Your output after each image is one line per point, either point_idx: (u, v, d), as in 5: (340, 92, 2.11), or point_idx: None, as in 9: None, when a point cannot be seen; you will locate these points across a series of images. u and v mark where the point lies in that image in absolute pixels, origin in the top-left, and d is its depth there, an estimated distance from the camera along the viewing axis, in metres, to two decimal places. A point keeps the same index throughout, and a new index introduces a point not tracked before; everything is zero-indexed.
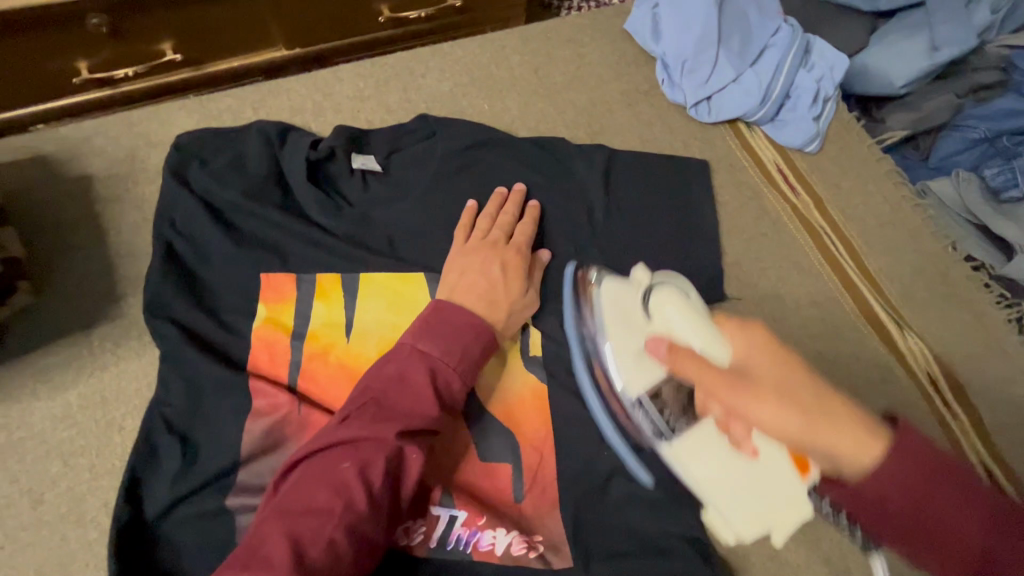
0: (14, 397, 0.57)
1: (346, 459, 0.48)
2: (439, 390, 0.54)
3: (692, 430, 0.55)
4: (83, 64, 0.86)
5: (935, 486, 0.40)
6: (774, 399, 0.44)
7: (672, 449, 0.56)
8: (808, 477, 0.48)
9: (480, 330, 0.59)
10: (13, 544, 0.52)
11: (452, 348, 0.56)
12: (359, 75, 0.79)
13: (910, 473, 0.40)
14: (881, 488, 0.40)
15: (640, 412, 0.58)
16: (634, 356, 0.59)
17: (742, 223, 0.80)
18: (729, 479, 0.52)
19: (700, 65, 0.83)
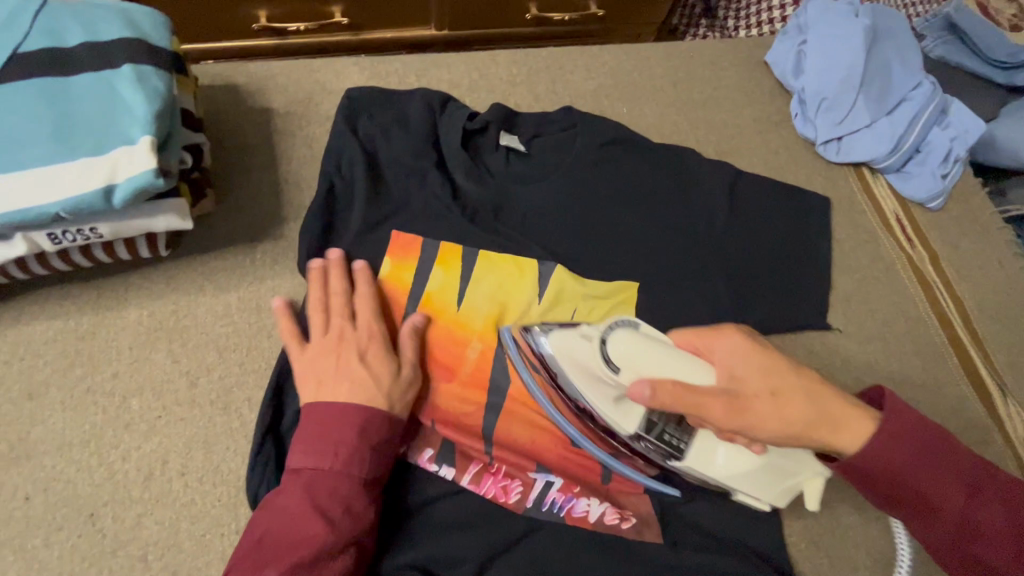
0: (185, 288, 0.63)
1: None
2: (328, 504, 0.52)
3: (697, 441, 0.58)
4: (264, 13, 0.94)
5: (916, 445, 0.50)
6: (772, 403, 0.50)
7: (689, 465, 0.58)
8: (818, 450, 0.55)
9: (364, 415, 0.55)
10: (170, 416, 0.58)
11: (332, 451, 0.53)
12: (514, 61, 0.85)
13: (914, 444, 0.50)
14: (881, 462, 0.50)
15: (643, 442, 0.59)
16: (614, 400, 0.59)
17: (854, 264, 0.81)
18: (751, 475, 0.56)
19: (838, 106, 0.85)
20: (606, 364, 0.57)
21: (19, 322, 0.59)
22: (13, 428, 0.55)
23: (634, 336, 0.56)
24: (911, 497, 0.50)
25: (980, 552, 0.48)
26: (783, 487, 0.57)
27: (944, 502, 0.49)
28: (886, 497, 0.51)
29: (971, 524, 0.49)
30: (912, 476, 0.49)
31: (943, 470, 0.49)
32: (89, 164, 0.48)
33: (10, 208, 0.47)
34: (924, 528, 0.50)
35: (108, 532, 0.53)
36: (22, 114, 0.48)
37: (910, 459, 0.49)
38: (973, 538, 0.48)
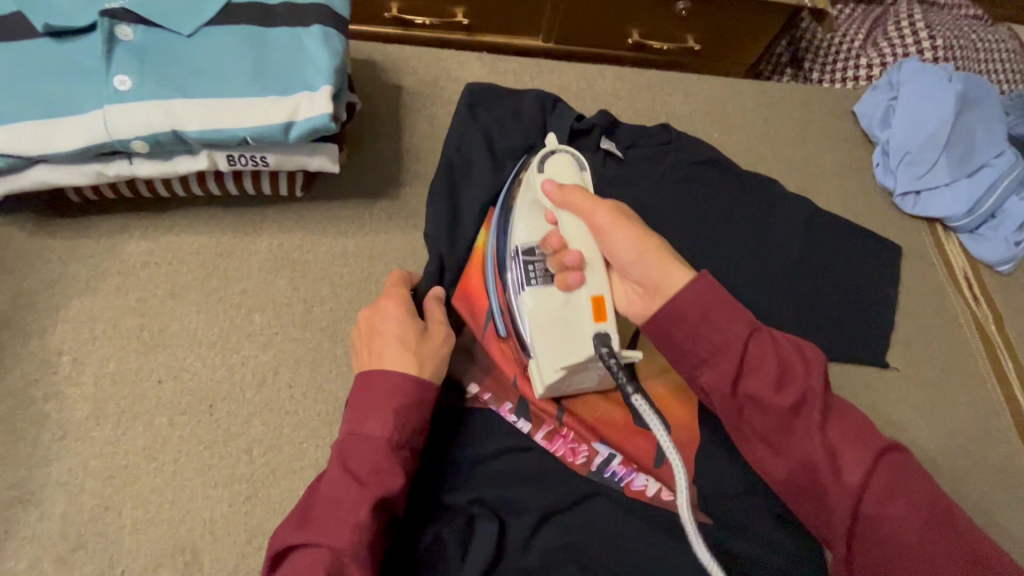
0: (311, 227, 0.70)
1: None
2: (361, 469, 0.50)
3: (545, 288, 0.61)
4: (396, 5, 1.03)
5: (720, 307, 0.52)
6: (637, 229, 0.55)
7: (523, 296, 0.61)
8: (599, 324, 0.55)
9: (397, 381, 0.54)
10: (285, 334, 0.64)
11: (369, 414, 0.52)
12: (619, 77, 0.92)
13: (703, 291, 0.52)
14: (685, 305, 0.52)
15: (514, 263, 0.63)
16: (526, 209, 0.64)
17: (919, 311, 0.84)
18: (547, 320, 0.59)
19: (920, 162, 0.89)
20: (539, 165, 0.62)
21: (169, 231, 0.67)
22: (155, 320, 0.62)
23: (573, 169, 0.62)
24: (693, 318, 0.52)
25: (770, 401, 0.50)
26: (563, 345, 0.58)
27: (731, 332, 0.51)
28: (703, 359, 0.53)
29: (717, 350, 0.52)
30: (721, 314, 0.52)
31: (724, 305, 0.52)
32: (277, 102, 0.56)
33: (210, 128, 0.55)
34: (710, 370, 0.53)
35: (222, 423, 0.59)
36: (228, 52, 0.57)
37: (699, 307, 0.52)
38: (778, 389, 0.50)
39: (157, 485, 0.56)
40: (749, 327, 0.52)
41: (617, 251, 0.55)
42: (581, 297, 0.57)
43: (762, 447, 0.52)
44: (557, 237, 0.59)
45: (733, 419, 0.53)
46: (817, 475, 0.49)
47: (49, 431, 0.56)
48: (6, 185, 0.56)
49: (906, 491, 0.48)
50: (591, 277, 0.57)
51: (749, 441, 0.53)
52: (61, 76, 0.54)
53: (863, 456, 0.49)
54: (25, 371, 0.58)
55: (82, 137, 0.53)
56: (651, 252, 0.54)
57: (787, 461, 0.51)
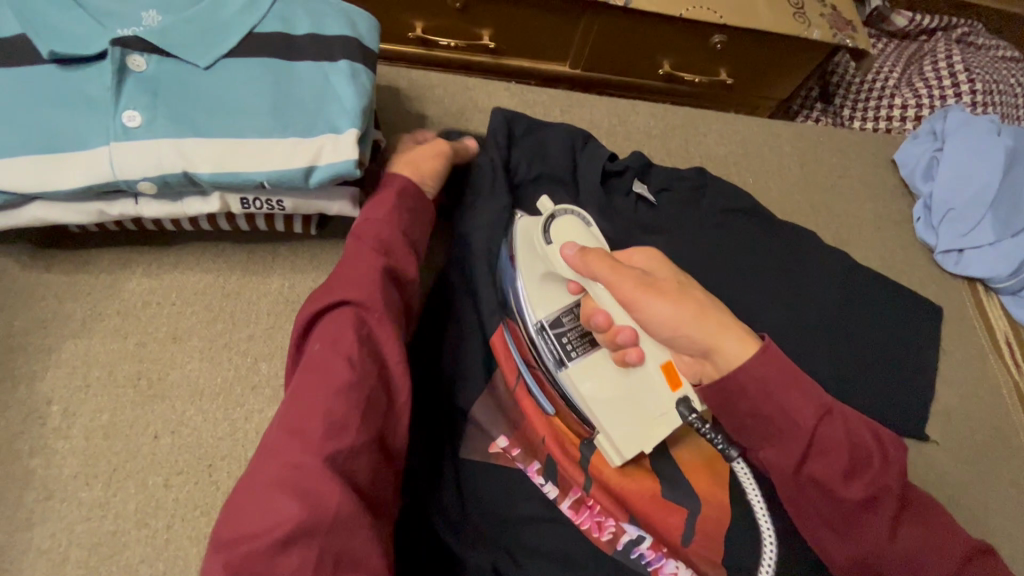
0: (326, 267, 0.66)
1: (317, 349, 0.48)
2: (379, 245, 0.54)
3: (588, 356, 0.62)
4: (421, 25, 0.99)
5: (793, 389, 0.49)
6: (669, 297, 0.53)
7: (569, 371, 0.62)
8: (677, 392, 0.57)
9: (397, 182, 0.59)
10: None
11: (379, 207, 0.56)
12: (652, 114, 0.88)
13: (774, 374, 0.49)
14: (755, 384, 0.49)
15: (543, 335, 0.63)
16: (538, 282, 0.65)
17: (959, 378, 0.80)
18: (609, 398, 0.60)
19: (964, 219, 0.85)
20: (544, 234, 0.63)
21: (174, 268, 0.62)
22: (155, 367, 0.58)
23: (580, 227, 0.63)
24: (764, 404, 0.49)
25: (839, 492, 0.48)
26: (637, 420, 0.59)
27: (802, 419, 0.48)
28: (765, 438, 0.50)
29: (785, 432, 0.49)
30: (791, 397, 0.49)
31: (794, 387, 0.49)
32: (298, 144, 0.51)
33: (223, 170, 0.50)
34: (774, 451, 0.50)
35: (222, 486, 0.55)
36: (248, 88, 0.52)
37: (769, 390, 0.49)
38: (844, 478, 0.48)
39: (149, 554, 0.51)
40: (819, 412, 0.49)
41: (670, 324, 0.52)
42: (649, 369, 0.59)
43: (826, 529, 0.50)
44: (601, 314, 0.59)
45: (796, 500, 0.51)
46: (875, 563, 0.49)
47: (34, 490, 0.51)
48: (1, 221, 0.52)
49: (960, 572, 0.49)
50: (648, 349, 0.59)
51: (810, 522, 0.51)
52: (65, 107, 0.49)
53: (920, 538, 0.49)
54: (11, 421, 0.53)
55: (84, 175, 0.49)
56: (690, 317, 0.52)
57: (852, 546, 0.49)
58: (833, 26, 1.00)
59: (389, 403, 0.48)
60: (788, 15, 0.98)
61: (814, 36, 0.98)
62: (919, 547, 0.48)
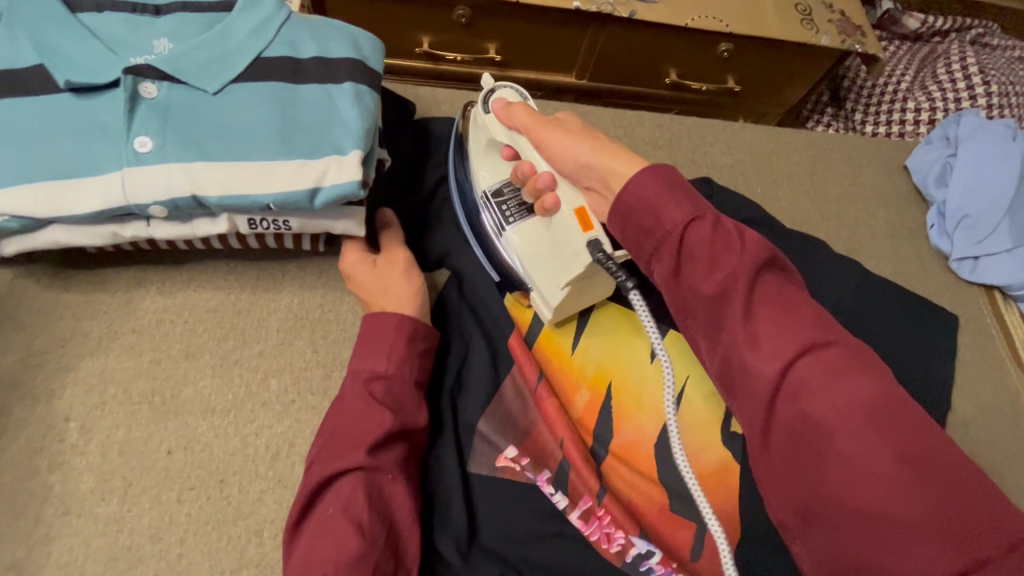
0: (334, 284, 0.67)
1: (331, 508, 0.49)
2: (384, 401, 0.54)
3: (524, 222, 0.65)
4: (427, 40, 1.00)
5: (671, 195, 0.48)
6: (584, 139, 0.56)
7: (505, 235, 0.66)
8: (588, 234, 0.56)
9: (402, 322, 0.58)
10: (302, 401, 0.61)
11: (383, 356, 0.56)
12: (658, 125, 0.88)
13: (654, 183, 0.49)
14: (636, 190, 0.49)
15: (487, 208, 0.68)
16: (482, 157, 0.68)
17: (977, 388, 0.78)
18: (536, 249, 0.63)
19: (980, 226, 0.83)
20: (482, 110, 0.66)
21: (186, 286, 0.64)
22: (168, 384, 0.59)
23: (517, 101, 0.65)
24: (636, 210, 0.49)
25: (693, 285, 0.46)
26: (557, 270, 0.60)
27: (669, 220, 0.47)
28: (652, 252, 0.49)
29: (656, 234, 0.48)
30: (665, 202, 0.48)
31: (670, 191, 0.48)
32: (303, 165, 0.52)
33: (231, 192, 0.52)
34: (654, 262, 0.49)
35: (232, 501, 0.56)
36: (255, 112, 0.54)
37: (646, 198, 0.49)
38: (707, 275, 0.45)
39: (162, 570, 0.52)
40: (690, 217, 0.47)
41: (573, 151, 0.56)
42: (562, 214, 0.58)
43: (704, 343, 0.47)
44: (527, 165, 0.62)
45: (677, 312, 0.48)
46: (736, 368, 0.44)
47: (51, 506, 0.53)
48: (20, 244, 0.54)
49: (839, 383, 0.40)
50: (564, 193, 0.59)
51: (693, 335, 0.48)
52: (80, 135, 0.51)
53: (784, 340, 0.42)
54: (30, 439, 0.55)
55: (99, 201, 0.50)
56: (588, 150, 0.55)
57: (720, 355, 0.45)
58: (841, 32, 0.99)
59: (397, 556, 0.50)
60: (795, 22, 0.98)
61: (822, 42, 0.98)
62: (782, 351, 0.41)
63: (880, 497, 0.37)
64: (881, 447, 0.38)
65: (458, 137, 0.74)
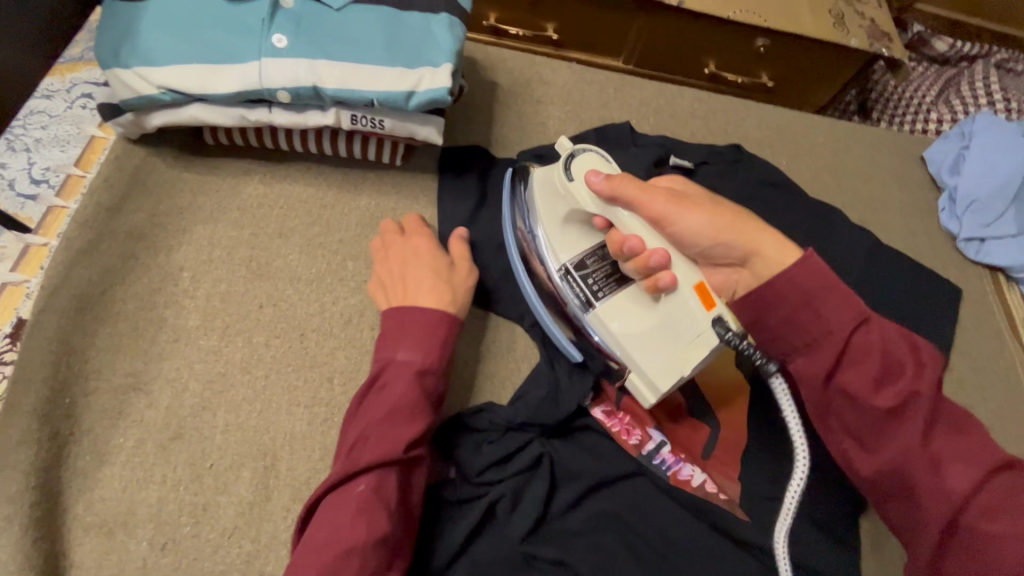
0: (405, 193, 0.77)
1: (360, 485, 0.51)
2: (424, 393, 0.56)
3: (616, 297, 0.65)
4: (494, 15, 1.12)
5: (830, 298, 0.51)
6: (702, 213, 0.57)
7: (597, 312, 0.65)
8: (713, 312, 0.56)
9: (443, 319, 0.60)
10: (373, 281, 0.71)
11: (428, 349, 0.58)
12: (697, 98, 0.98)
13: (812, 281, 0.51)
14: (792, 286, 0.51)
15: (569, 280, 0.67)
16: (561, 226, 0.68)
17: (976, 354, 0.85)
18: (644, 328, 0.62)
19: (988, 211, 0.90)
20: (566, 173, 0.65)
21: (284, 180, 0.75)
22: (264, 253, 0.70)
23: (601, 163, 0.65)
24: (799, 307, 0.51)
25: (866, 397, 0.49)
26: (676, 352, 0.59)
27: (836, 324, 0.50)
28: (803, 348, 0.52)
29: (817, 338, 0.51)
30: (828, 304, 0.51)
31: (835, 295, 0.51)
32: (404, 73, 0.63)
33: (344, 87, 0.63)
34: (804, 359, 0.52)
35: (310, 350, 0.65)
36: (369, 28, 0.65)
37: (807, 298, 0.51)
38: (876, 387, 0.49)
39: (249, 394, 0.62)
40: (855, 322, 0.50)
41: (706, 229, 0.57)
42: (681, 293, 0.58)
43: (850, 444, 0.52)
44: (634, 238, 0.60)
45: (822, 409, 0.52)
46: (906, 477, 0.49)
47: (165, 332, 0.63)
48: (169, 116, 0.65)
49: (1007, 504, 0.46)
50: (679, 271, 0.59)
51: (836, 434, 0.52)
52: (229, 30, 0.63)
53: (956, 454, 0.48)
54: (151, 279, 0.65)
55: (239, 83, 0.62)
56: (728, 226, 0.56)
57: (877, 459, 0.50)
58: (871, 37, 1.09)
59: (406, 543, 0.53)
60: (828, 23, 1.08)
61: (851, 44, 1.08)
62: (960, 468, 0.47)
63: None
64: None
65: (518, 185, 0.74)
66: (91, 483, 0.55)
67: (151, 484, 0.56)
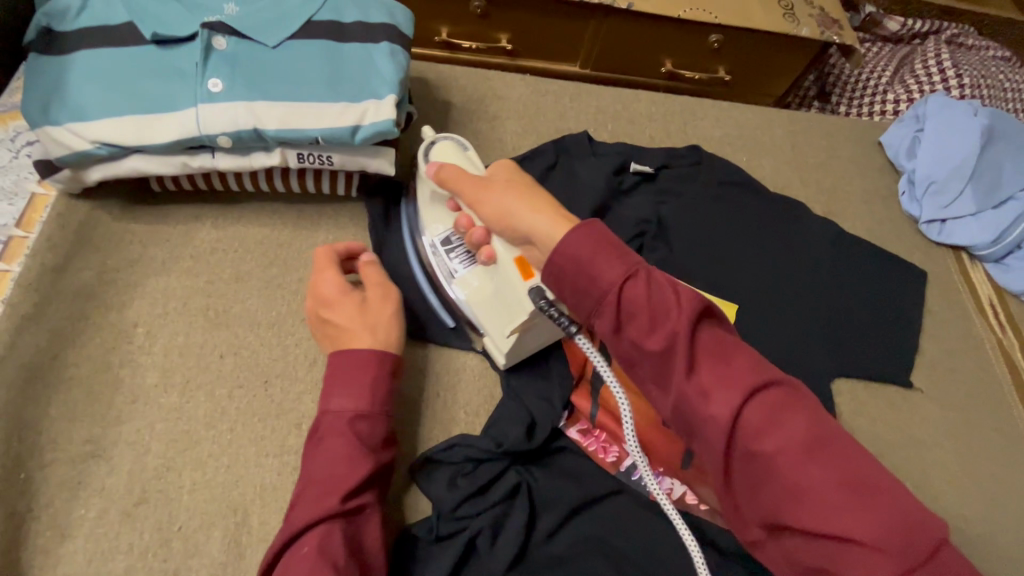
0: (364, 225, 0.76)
1: (306, 545, 0.49)
2: (364, 440, 0.54)
3: (470, 268, 0.69)
4: (446, 30, 1.11)
5: (602, 256, 0.50)
6: (507, 192, 0.58)
7: (454, 281, 0.69)
8: (529, 283, 0.61)
9: (380, 359, 0.57)
10: None
11: (364, 394, 0.56)
12: (653, 101, 0.97)
13: (584, 244, 0.50)
14: (570, 253, 0.51)
15: (436, 256, 0.70)
16: (429, 205, 0.71)
17: (945, 336, 0.86)
18: (485, 295, 0.67)
19: (946, 192, 0.91)
20: (426, 158, 0.70)
21: (237, 222, 0.73)
22: (221, 300, 0.68)
23: (459, 151, 0.69)
24: (573, 270, 0.50)
25: (639, 343, 0.48)
26: (504, 313, 0.65)
27: (606, 281, 0.49)
28: (595, 310, 0.50)
29: (596, 298, 0.50)
30: (599, 262, 0.50)
31: (601, 251, 0.50)
32: (348, 107, 0.62)
33: (286, 127, 0.61)
34: (595, 319, 0.50)
35: (275, 397, 0.64)
36: (307, 63, 0.63)
37: (580, 262, 0.50)
38: (649, 332, 0.47)
39: (215, 449, 0.60)
40: (623, 273, 0.49)
41: (504, 211, 0.58)
42: (503, 264, 0.63)
43: (652, 391, 0.49)
44: (464, 219, 0.66)
45: (625, 365, 0.50)
46: (690, 416, 0.45)
47: (123, 394, 0.61)
48: (106, 169, 0.63)
49: (774, 417, 0.43)
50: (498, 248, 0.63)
51: (643, 386, 0.50)
52: (162, 77, 0.61)
53: (726, 382, 0.44)
54: (105, 339, 0.63)
55: (176, 131, 0.60)
56: (521, 205, 0.57)
57: (669, 401, 0.47)
58: (822, 25, 1.10)
59: None
60: (778, 15, 1.08)
61: (802, 33, 1.08)
62: (722, 392, 0.44)
63: (840, 523, 0.39)
64: (819, 474, 0.40)
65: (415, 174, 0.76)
66: (53, 561, 0.53)
67: (117, 554, 0.54)
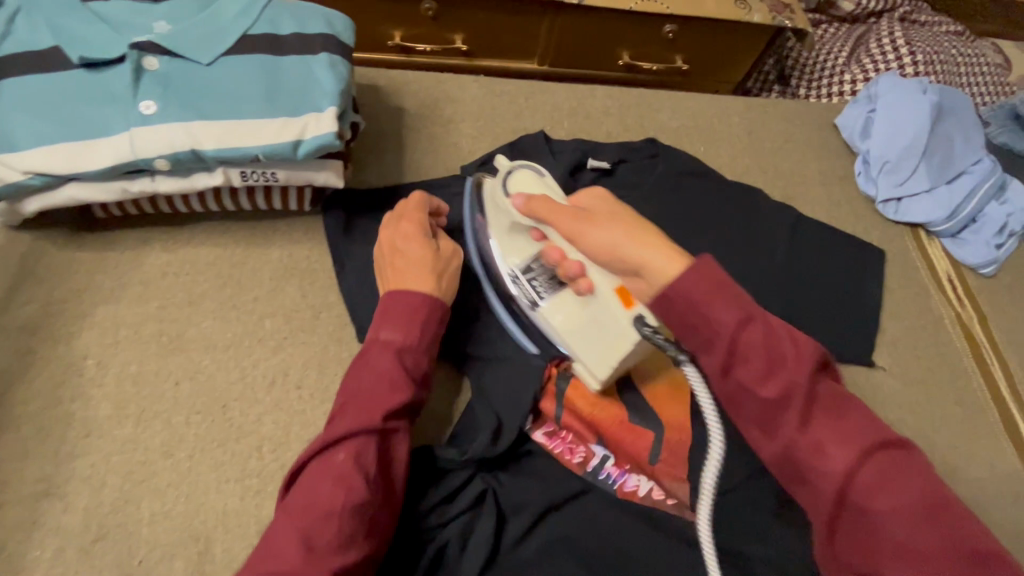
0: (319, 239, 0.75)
1: (341, 451, 0.50)
2: (411, 370, 0.57)
3: (555, 296, 0.69)
4: (399, 33, 1.10)
5: (716, 295, 0.47)
6: (606, 224, 0.54)
7: (541, 310, 0.69)
8: (631, 311, 0.59)
9: (429, 302, 0.60)
10: (292, 337, 0.69)
11: (412, 328, 0.58)
12: (609, 95, 0.97)
13: (697, 281, 0.47)
14: (685, 291, 0.47)
15: (522, 283, 0.70)
16: (507, 233, 0.70)
17: (906, 314, 0.87)
18: (579, 325, 0.66)
19: (901, 170, 0.93)
20: (505, 188, 0.69)
21: (188, 245, 0.72)
22: (174, 325, 0.67)
23: (534, 178, 0.69)
24: (684, 309, 0.48)
25: (752, 388, 0.46)
26: (604, 345, 0.62)
27: (722, 323, 0.46)
28: (700, 346, 0.48)
29: (708, 338, 0.47)
30: (716, 305, 0.47)
31: (719, 292, 0.47)
32: (287, 122, 0.61)
33: (225, 146, 0.60)
34: (701, 356, 0.48)
35: (235, 421, 0.63)
36: (243, 79, 0.62)
37: (693, 301, 0.47)
38: (764, 379, 0.45)
39: (174, 478, 0.59)
40: (741, 317, 0.46)
41: (612, 246, 0.53)
42: (601, 294, 0.61)
43: (752, 431, 0.48)
44: (554, 249, 0.64)
45: (724, 401, 0.49)
46: (798, 463, 0.45)
47: (75, 429, 0.60)
48: (44, 199, 0.61)
49: (888, 476, 0.42)
50: (596, 277, 0.61)
51: (742, 425, 0.48)
52: (90, 102, 0.59)
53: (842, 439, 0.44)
54: (53, 374, 0.62)
55: (111, 157, 0.59)
56: (624, 239, 0.52)
57: (774, 446, 0.46)
58: (774, 10, 1.10)
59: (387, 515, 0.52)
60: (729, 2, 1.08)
61: (754, 19, 1.08)
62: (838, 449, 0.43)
63: None
64: (931, 538, 0.40)
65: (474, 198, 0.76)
66: None
67: None
